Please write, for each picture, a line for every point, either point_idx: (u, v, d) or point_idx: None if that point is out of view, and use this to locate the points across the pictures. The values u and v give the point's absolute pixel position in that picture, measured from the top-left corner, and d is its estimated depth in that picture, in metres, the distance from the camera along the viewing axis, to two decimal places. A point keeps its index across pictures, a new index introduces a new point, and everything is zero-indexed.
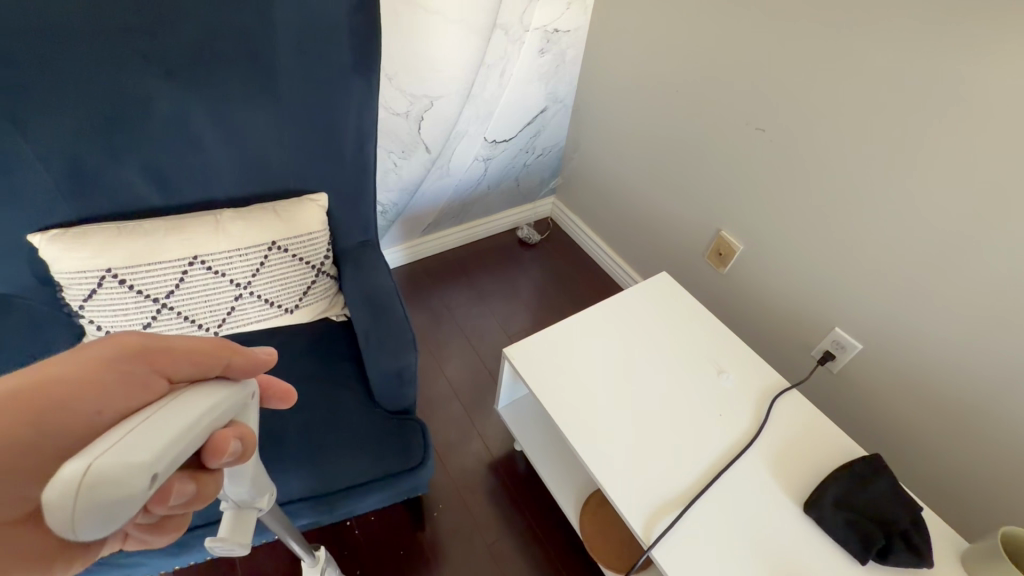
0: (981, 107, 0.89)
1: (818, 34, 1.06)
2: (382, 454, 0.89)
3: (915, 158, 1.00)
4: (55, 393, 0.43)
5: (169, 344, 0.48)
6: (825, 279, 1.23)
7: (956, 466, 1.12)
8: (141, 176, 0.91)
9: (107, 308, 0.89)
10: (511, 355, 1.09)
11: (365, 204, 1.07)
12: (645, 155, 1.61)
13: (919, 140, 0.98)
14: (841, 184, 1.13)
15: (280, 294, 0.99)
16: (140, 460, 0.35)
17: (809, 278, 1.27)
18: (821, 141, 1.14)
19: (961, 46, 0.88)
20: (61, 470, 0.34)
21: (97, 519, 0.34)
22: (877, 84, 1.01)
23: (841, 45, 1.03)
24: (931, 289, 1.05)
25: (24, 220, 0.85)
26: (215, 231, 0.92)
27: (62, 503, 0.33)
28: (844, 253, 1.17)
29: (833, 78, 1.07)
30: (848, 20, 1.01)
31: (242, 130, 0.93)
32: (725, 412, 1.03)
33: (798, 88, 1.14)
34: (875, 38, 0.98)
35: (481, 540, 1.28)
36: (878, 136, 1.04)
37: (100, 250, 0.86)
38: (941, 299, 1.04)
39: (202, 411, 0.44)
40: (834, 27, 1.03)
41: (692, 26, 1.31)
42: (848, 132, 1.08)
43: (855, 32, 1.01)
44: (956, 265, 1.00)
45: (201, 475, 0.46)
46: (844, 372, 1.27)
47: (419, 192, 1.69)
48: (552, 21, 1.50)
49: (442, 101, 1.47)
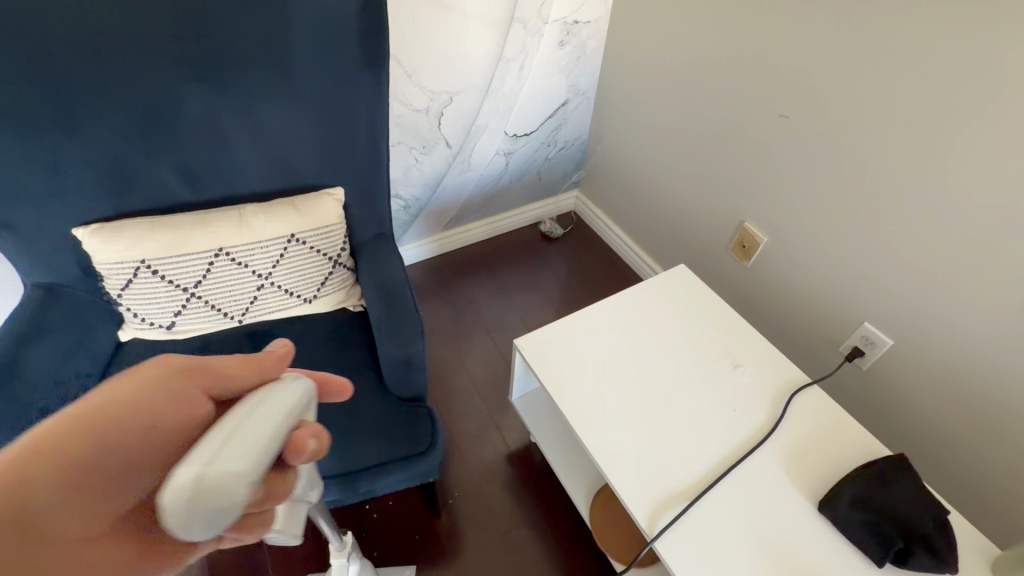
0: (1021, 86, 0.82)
1: (844, 14, 1.01)
2: (390, 438, 0.91)
3: (949, 143, 0.93)
4: (112, 416, 0.42)
5: (211, 363, 0.49)
6: (854, 272, 1.18)
7: (994, 472, 1.05)
8: (172, 173, 0.97)
9: (142, 296, 0.96)
10: (521, 346, 1.10)
11: (381, 198, 1.10)
12: (668, 146, 1.58)
13: (952, 123, 0.92)
14: (868, 172, 1.08)
15: (299, 284, 1.03)
16: (239, 468, 0.37)
17: (837, 271, 1.22)
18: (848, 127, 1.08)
19: (998, 21, 0.82)
20: (170, 479, 0.35)
21: (208, 521, 0.35)
22: (906, 64, 0.95)
23: (869, 25, 0.98)
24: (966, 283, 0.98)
25: (69, 215, 0.93)
26: (238, 224, 0.97)
27: (178, 508, 0.34)
28: (873, 245, 1.12)
29: (860, 60, 1.02)
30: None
31: (263, 128, 0.97)
32: (739, 407, 1.01)
33: (823, 72, 1.09)
34: (904, 16, 0.93)
35: (496, 528, 1.30)
36: (908, 121, 0.98)
37: (135, 242, 0.93)
38: (977, 294, 0.97)
39: (282, 412, 0.44)
40: (861, 6, 0.98)
41: (713, 12, 1.27)
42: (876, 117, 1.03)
43: (883, 11, 0.95)
44: (993, 257, 0.93)
45: (271, 475, 0.46)
46: (873, 369, 1.21)
47: (441, 187, 1.71)
48: (571, 12, 1.49)
49: (461, 97, 1.49)
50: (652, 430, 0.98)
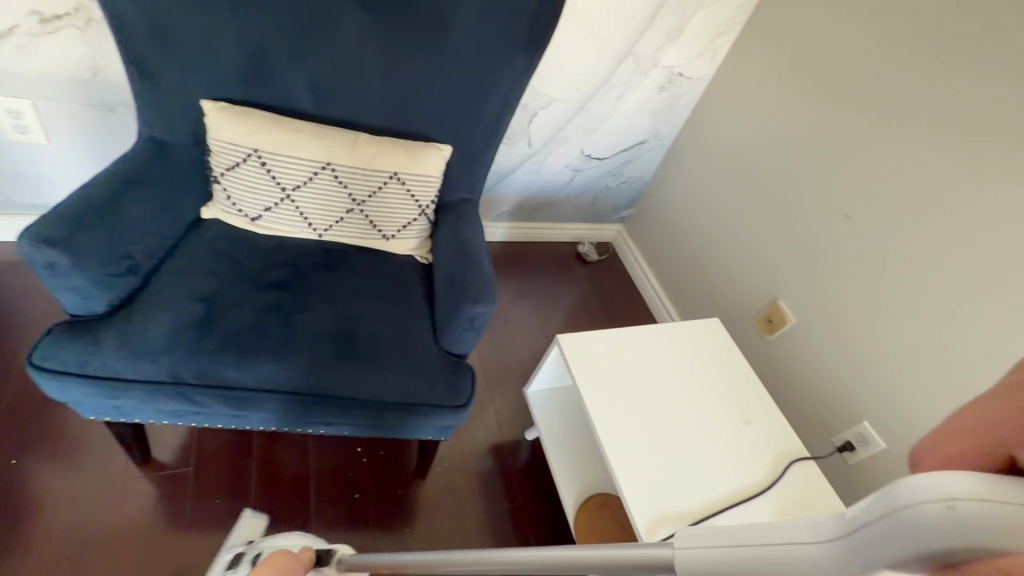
0: None
1: (922, 141, 1.09)
2: (433, 384, 0.94)
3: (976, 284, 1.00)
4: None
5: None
6: (861, 378, 1.21)
7: None
8: (304, 82, 1.02)
9: (243, 182, 1.00)
10: (562, 341, 1.16)
11: (480, 167, 1.16)
12: (726, 206, 1.62)
13: (989, 268, 0.98)
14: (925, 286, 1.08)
15: (384, 220, 1.08)
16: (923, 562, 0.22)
17: (846, 374, 1.25)
18: (931, 240, 1.07)
19: None
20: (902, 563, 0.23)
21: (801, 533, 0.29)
22: (960, 199, 1.03)
23: (965, 151, 1.02)
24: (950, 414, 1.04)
25: (203, 85, 0.98)
26: (351, 147, 1.02)
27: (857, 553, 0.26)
28: (882, 360, 1.17)
29: (923, 184, 1.09)
30: (948, 136, 1.05)
31: (402, 71, 1.02)
32: (743, 457, 1.06)
33: (892, 181, 1.15)
34: (974, 166, 1.01)
35: (471, 505, 1.29)
36: (957, 243, 1.03)
37: (256, 130, 0.98)
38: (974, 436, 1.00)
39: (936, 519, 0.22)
40: (941, 136, 1.06)
41: (819, 102, 1.31)
42: (947, 237, 1.05)
43: (948, 146, 1.05)
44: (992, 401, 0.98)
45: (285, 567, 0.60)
46: (858, 466, 1.21)
47: (506, 180, 1.78)
48: (679, 64, 1.59)
49: (558, 104, 1.57)
50: (659, 446, 1.04)
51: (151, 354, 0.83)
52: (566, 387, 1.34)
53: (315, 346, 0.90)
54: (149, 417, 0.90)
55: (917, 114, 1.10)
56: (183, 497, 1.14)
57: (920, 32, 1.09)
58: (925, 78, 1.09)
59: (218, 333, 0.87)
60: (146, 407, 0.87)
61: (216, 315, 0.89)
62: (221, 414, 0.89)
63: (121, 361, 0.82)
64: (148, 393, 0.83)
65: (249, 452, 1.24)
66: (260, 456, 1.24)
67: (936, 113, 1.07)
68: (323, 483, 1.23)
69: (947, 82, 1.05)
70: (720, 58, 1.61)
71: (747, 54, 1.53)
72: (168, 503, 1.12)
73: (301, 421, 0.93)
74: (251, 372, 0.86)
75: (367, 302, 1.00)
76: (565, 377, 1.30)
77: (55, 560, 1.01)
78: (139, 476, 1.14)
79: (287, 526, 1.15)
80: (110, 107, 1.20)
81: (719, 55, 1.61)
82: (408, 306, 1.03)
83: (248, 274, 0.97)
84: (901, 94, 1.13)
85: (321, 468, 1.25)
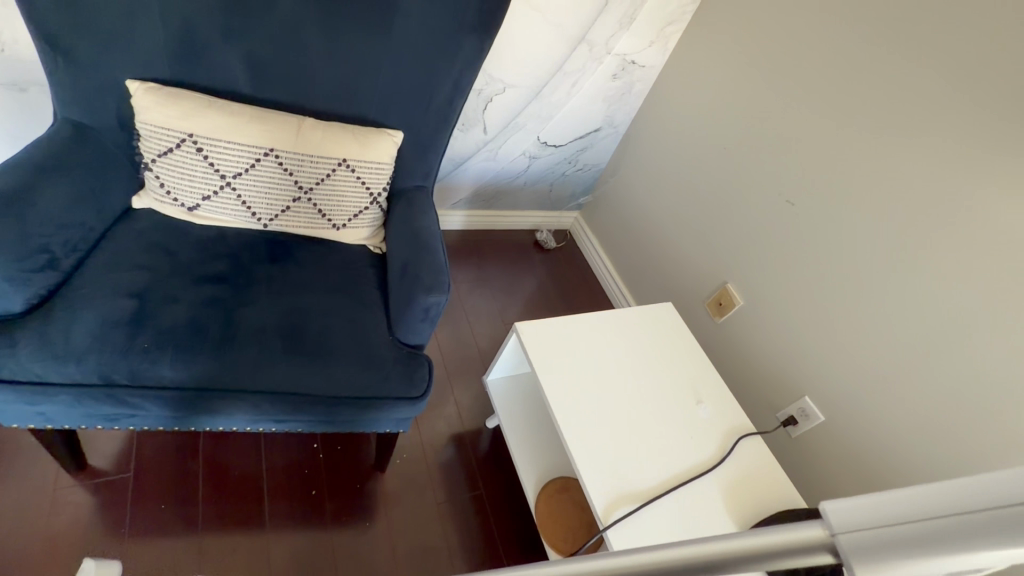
0: (973, 240, 0.97)
1: (857, 129, 1.15)
2: (388, 376, 0.92)
3: (904, 263, 1.07)
4: None
5: None
6: (802, 355, 1.29)
7: None
8: (241, 62, 0.96)
9: (177, 169, 0.94)
10: (520, 329, 1.16)
11: (433, 154, 1.13)
12: (678, 193, 1.66)
13: (915, 249, 1.06)
14: (860, 268, 1.15)
15: (333, 209, 1.04)
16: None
17: (789, 352, 1.32)
18: (863, 222, 1.14)
19: (974, 176, 0.96)
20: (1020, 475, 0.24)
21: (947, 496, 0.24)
22: (891, 185, 1.09)
23: (893, 138, 1.08)
24: (881, 385, 1.11)
25: (128, 64, 0.91)
26: (296, 133, 0.98)
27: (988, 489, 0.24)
28: (821, 338, 1.24)
29: (858, 170, 1.15)
30: (880, 124, 1.11)
31: (348, 52, 0.98)
32: (695, 435, 1.10)
33: (829, 168, 1.21)
34: (903, 153, 1.07)
35: (432, 496, 1.29)
36: (887, 227, 1.10)
37: (189, 112, 0.91)
38: (901, 405, 1.08)
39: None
40: (875, 124, 1.12)
41: (763, 93, 1.36)
42: (879, 222, 1.12)
43: (880, 134, 1.11)
44: (917, 373, 1.05)
45: None
46: (800, 438, 1.29)
47: (462, 167, 1.76)
48: (632, 52, 1.60)
49: (514, 90, 1.56)
50: (617, 429, 1.06)
51: (77, 355, 0.77)
52: (525, 375, 1.34)
53: (262, 342, 0.87)
54: (78, 422, 0.84)
55: (851, 105, 1.16)
56: (122, 506, 1.07)
57: (855, 26, 1.14)
58: (859, 69, 1.14)
59: (154, 330, 0.82)
60: (73, 412, 0.81)
61: (150, 312, 0.84)
62: (160, 415, 0.84)
63: (42, 363, 0.76)
64: (75, 397, 0.77)
65: (195, 453, 1.18)
66: (207, 457, 1.18)
67: (869, 103, 1.12)
68: (277, 482, 1.20)
69: (879, 75, 1.11)
70: (672, 47, 1.64)
71: (696, 43, 1.56)
72: (107, 512, 1.06)
73: (249, 420, 0.90)
74: (192, 371, 0.82)
75: (317, 295, 0.96)
76: (523, 365, 1.31)
77: None
78: (72, 485, 1.07)
79: (240, 528, 1.11)
80: (21, 86, 1.10)
81: (670, 44, 1.63)
82: (360, 298, 1.00)
83: (185, 267, 0.92)
84: (837, 84, 1.19)
85: (274, 467, 1.21)
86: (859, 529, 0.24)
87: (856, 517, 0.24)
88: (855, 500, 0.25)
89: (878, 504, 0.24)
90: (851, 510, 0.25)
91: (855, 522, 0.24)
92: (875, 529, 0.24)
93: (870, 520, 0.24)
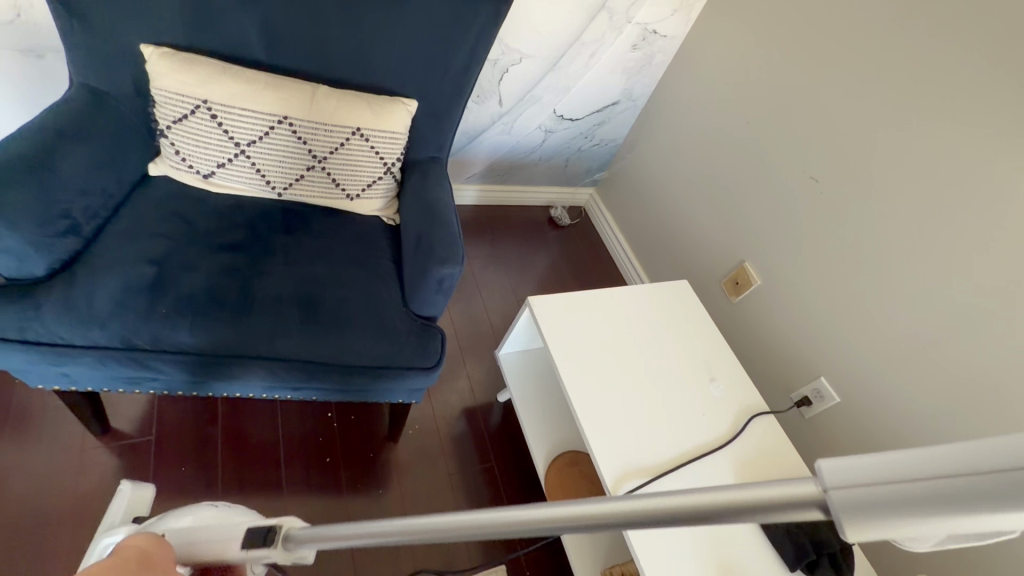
0: (1006, 219, 0.93)
1: (888, 100, 1.10)
2: (402, 346, 0.93)
3: (931, 242, 1.04)
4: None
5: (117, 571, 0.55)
6: (820, 335, 1.26)
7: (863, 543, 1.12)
8: (254, 27, 0.94)
9: (192, 137, 0.94)
10: (533, 303, 1.15)
11: (447, 124, 1.11)
12: (697, 170, 1.62)
13: (943, 227, 1.02)
14: (883, 247, 1.12)
15: (347, 178, 1.03)
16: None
17: (807, 332, 1.30)
18: (889, 200, 1.10)
19: (1010, 151, 0.92)
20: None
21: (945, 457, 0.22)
22: (921, 160, 1.05)
23: (926, 110, 1.03)
24: (899, 367, 1.09)
25: (141, 28, 0.90)
26: (309, 100, 0.96)
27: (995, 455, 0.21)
28: (840, 318, 1.21)
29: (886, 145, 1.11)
30: (912, 96, 1.06)
31: (362, 16, 0.96)
32: (708, 413, 1.10)
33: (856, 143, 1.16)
34: (936, 126, 1.02)
35: (444, 466, 1.31)
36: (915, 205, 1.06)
37: (202, 78, 0.91)
38: (920, 388, 1.05)
39: None
40: (908, 95, 1.06)
41: (789, 63, 1.30)
42: (906, 198, 1.07)
43: (912, 106, 1.06)
44: (937, 355, 1.03)
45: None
46: (813, 419, 1.28)
47: (477, 141, 1.74)
48: (653, 21, 1.54)
49: (530, 60, 1.52)
50: (627, 406, 1.06)
51: (100, 320, 0.78)
52: (537, 350, 1.34)
53: (278, 310, 0.88)
54: (103, 385, 0.86)
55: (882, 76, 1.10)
56: (144, 470, 1.11)
57: None
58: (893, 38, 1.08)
59: (173, 297, 0.83)
60: (96, 376, 0.83)
61: (169, 278, 0.85)
62: (181, 381, 0.86)
63: (66, 326, 0.77)
64: (100, 360, 0.79)
65: (214, 419, 1.21)
66: (225, 423, 1.21)
67: (902, 74, 1.07)
68: (292, 449, 1.22)
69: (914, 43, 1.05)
70: (695, 16, 1.57)
71: (721, 11, 1.49)
72: (131, 474, 1.10)
73: (266, 386, 0.91)
74: (211, 337, 0.83)
75: (331, 266, 0.97)
76: (535, 340, 1.31)
77: (9, 539, 0.97)
78: (98, 446, 1.11)
79: (258, 493, 1.14)
80: (38, 52, 1.10)
81: (693, 12, 1.57)
82: (374, 269, 1.00)
83: (202, 235, 0.92)
84: (868, 54, 1.13)
85: (290, 434, 1.24)
86: (848, 488, 0.23)
87: (850, 475, 0.24)
88: (851, 458, 0.24)
89: (875, 462, 0.23)
90: (844, 469, 0.24)
91: (848, 479, 0.24)
92: (866, 489, 0.23)
93: (863, 479, 0.23)
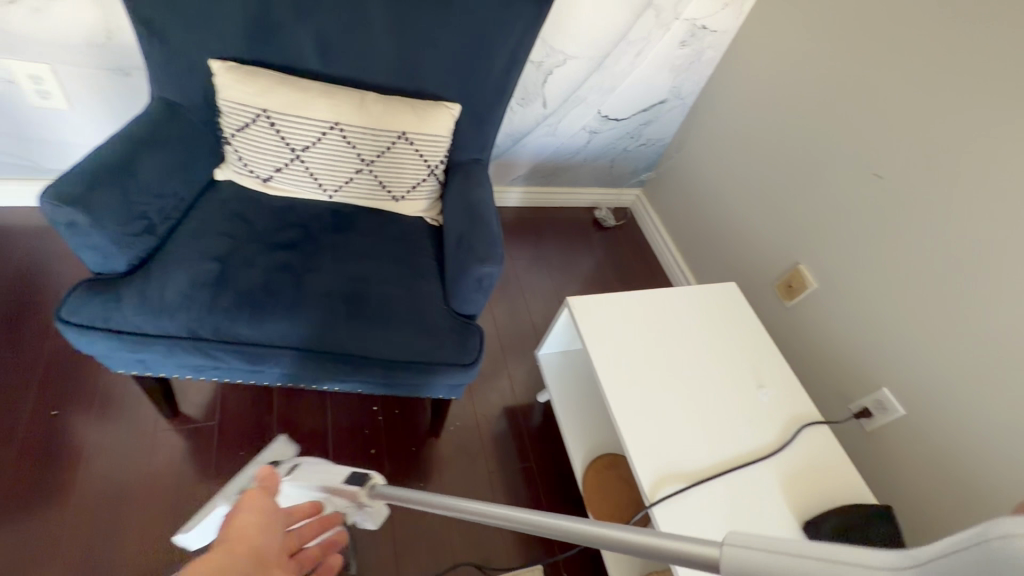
0: None
1: (960, 90, 1.02)
2: (442, 343, 0.95)
3: (1009, 243, 0.95)
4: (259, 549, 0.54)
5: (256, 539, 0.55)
6: (882, 342, 1.18)
7: None
8: (309, 40, 1.01)
9: (253, 143, 1.01)
10: (572, 304, 1.15)
11: (489, 126, 1.13)
12: (748, 168, 1.56)
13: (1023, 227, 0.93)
14: (955, 249, 1.03)
15: (393, 180, 1.07)
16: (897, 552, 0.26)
17: (867, 340, 1.22)
18: (961, 197, 1.02)
19: None
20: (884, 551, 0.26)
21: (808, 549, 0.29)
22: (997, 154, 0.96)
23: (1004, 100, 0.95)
24: (972, 379, 1.00)
25: (210, 45, 0.98)
26: (358, 107, 1.01)
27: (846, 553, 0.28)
28: (905, 325, 1.13)
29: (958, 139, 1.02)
30: (988, 85, 0.97)
31: (408, 24, 1.00)
32: (754, 421, 1.05)
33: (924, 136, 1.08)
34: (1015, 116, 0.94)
35: (483, 464, 1.33)
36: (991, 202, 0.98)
37: (263, 89, 0.97)
38: (995, 403, 0.96)
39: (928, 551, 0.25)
40: (983, 84, 0.98)
41: (849, 54, 1.23)
42: (981, 196, 0.99)
43: (988, 95, 0.97)
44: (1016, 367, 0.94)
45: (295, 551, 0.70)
46: (874, 433, 1.19)
47: (521, 142, 1.75)
48: (702, 16, 1.50)
49: (575, 62, 1.52)
50: (668, 410, 1.03)
51: (171, 311, 0.86)
52: (577, 351, 1.34)
53: (327, 305, 0.93)
54: (173, 371, 0.94)
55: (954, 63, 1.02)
56: (207, 452, 1.20)
57: None
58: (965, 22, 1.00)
59: (234, 291, 0.90)
60: (166, 362, 0.91)
61: (230, 274, 0.91)
62: (239, 369, 0.93)
63: (142, 316, 0.85)
64: (170, 348, 0.86)
65: (270, 408, 1.29)
66: (279, 412, 1.29)
67: (977, 61, 0.99)
68: (340, 439, 1.28)
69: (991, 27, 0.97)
70: (747, 9, 1.52)
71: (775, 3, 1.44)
72: (197, 456, 1.19)
73: (315, 377, 0.96)
74: (266, 329, 0.89)
75: (377, 264, 1.01)
76: (576, 341, 1.30)
77: (92, 508, 1.08)
78: (169, 428, 1.21)
79: None
80: (125, 71, 1.22)
81: (745, 6, 1.51)
82: (416, 268, 1.03)
83: (260, 234, 0.99)
84: (938, 41, 1.05)
85: (338, 425, 1.30)
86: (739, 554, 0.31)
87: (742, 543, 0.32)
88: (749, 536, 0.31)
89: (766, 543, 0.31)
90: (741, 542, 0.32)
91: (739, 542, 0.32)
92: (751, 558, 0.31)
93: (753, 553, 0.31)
